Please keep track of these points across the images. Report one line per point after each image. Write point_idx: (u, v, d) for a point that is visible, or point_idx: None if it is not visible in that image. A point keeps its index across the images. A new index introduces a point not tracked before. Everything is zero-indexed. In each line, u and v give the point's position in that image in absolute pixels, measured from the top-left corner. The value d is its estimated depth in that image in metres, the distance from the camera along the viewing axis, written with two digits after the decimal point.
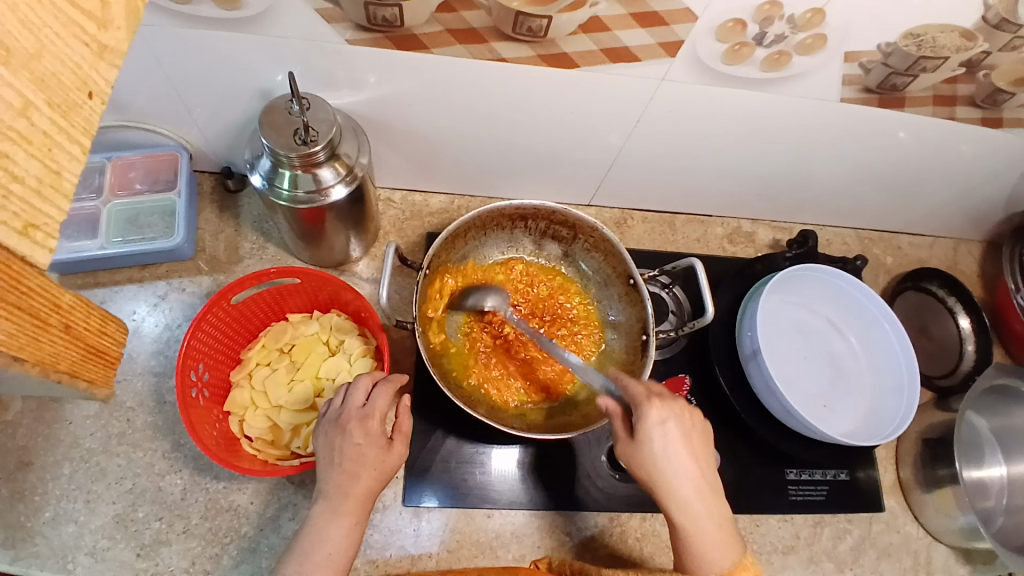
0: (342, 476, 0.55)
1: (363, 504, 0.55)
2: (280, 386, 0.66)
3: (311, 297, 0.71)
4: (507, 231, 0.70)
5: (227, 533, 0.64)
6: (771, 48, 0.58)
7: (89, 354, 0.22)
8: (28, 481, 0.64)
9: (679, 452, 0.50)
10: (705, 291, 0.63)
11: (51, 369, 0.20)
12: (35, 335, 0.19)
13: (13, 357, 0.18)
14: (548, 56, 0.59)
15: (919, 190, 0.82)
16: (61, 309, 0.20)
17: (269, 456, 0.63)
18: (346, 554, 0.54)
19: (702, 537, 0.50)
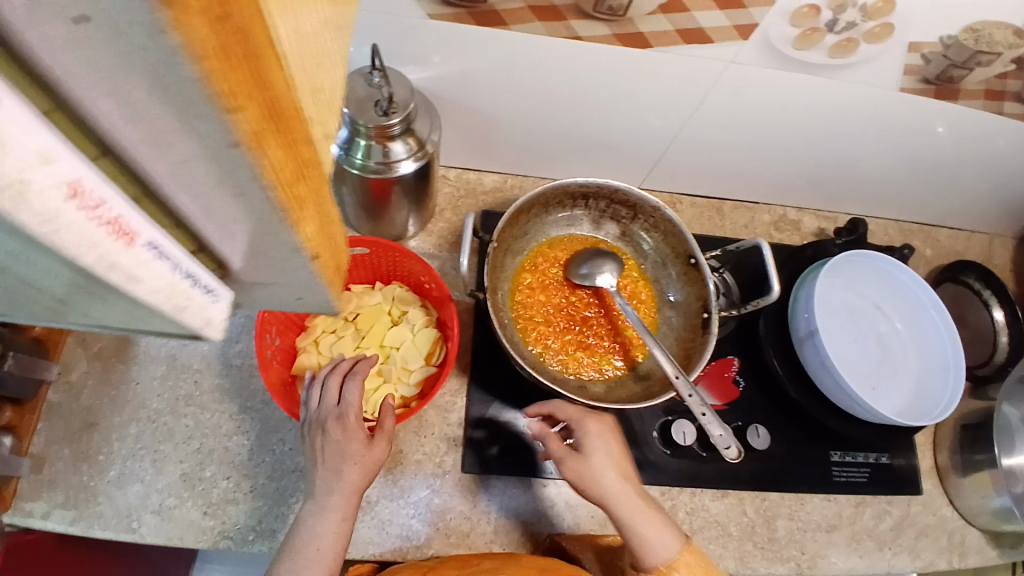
0: (326, 474, 0.56)
1: (350, 500, 0.56)
2: (346, 353, 0.67)
3: (373, 269, 0.73)
4: (567, 209, 0.72)
5: (294, 493, 0.65)
6: (841, 35, 0.59)
7: (338, 268, 0.22)
8: (94, 441, 0.65)
9: (610, 465, 0.59)
10: (772, 270, 0.63)
11: (323, 271, 0.20)
12: (323, 236, 0.19)
13: (311, 254, 0.18)
14: (623, 36, 0.60)
15: (960, 184, 0.84)
16: (332, 215, 0.20)
17: None
18: (334, 549, 0.54)
19: (647, 532, 0.57)
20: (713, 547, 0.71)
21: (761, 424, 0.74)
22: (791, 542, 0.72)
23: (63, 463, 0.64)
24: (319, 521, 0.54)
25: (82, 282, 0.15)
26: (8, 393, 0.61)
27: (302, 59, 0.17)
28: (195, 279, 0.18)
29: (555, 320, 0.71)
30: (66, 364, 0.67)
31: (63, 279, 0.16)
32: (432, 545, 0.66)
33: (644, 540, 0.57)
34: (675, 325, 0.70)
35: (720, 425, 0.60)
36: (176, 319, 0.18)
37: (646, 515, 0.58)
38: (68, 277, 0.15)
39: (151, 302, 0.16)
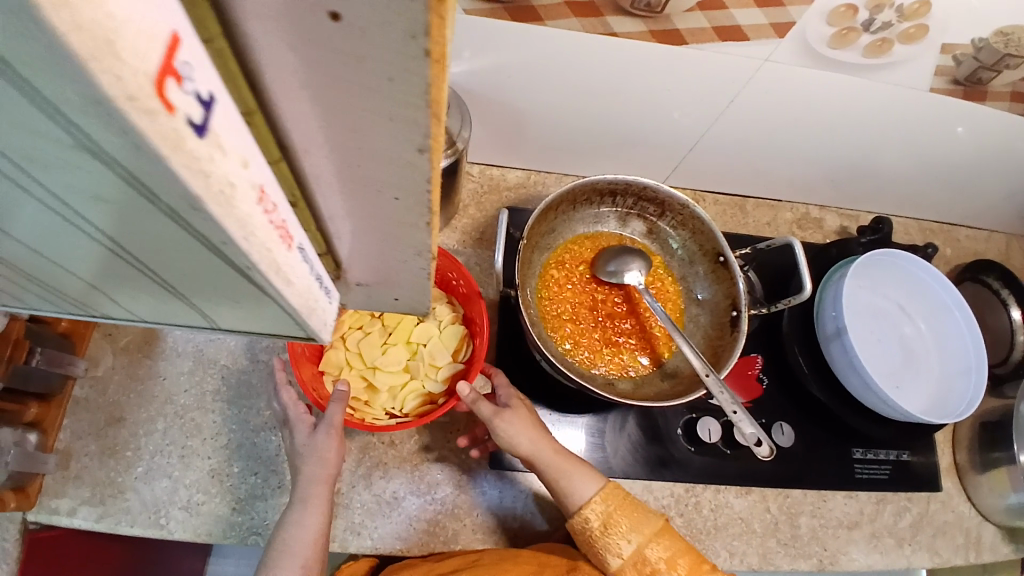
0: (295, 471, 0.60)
1: (321, 491, 0.58)
2: (374, 348, 0.66)
3: None
4: (594, 207, 0.72)
5: None
6: (876, 35, 0.59)
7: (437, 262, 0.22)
8: (120, 436, 0.64)
9: (522, 432, 0.62)
10: (803, 267, 0.63)
11: None
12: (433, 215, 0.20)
13: None
14: (659, 32, 0.60)
15: (982, 186, 0.85)
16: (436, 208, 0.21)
17: (366, 414, 0.64)
18: (308, 541, 0.56)
19: (572, 481, 0.62)
20: (736, 543, 0.71)
21: (785, 422, 0.74)
22: (813, 539, 0.73)
23: (88, 458, 0.63)
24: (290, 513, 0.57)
25: (249, 293, 0.21)
26: (33, 387, 0.61)
27: None
28: (310, 269, 0.22)
29: (582, 316, 0.71)
30: (92, 358, 0.66)
31: (220, 278, 0.20)
32: (458, 540, 0.67)
33: (571, 489, 0.62)
34: (702, 323, 0.70)
35: (751, 422, 0.61)
36: (295, 311, 0.22)
37: (567, 466, 0.62)
38: (226, 275, 0.20)
39: (283, 296, 0.20)
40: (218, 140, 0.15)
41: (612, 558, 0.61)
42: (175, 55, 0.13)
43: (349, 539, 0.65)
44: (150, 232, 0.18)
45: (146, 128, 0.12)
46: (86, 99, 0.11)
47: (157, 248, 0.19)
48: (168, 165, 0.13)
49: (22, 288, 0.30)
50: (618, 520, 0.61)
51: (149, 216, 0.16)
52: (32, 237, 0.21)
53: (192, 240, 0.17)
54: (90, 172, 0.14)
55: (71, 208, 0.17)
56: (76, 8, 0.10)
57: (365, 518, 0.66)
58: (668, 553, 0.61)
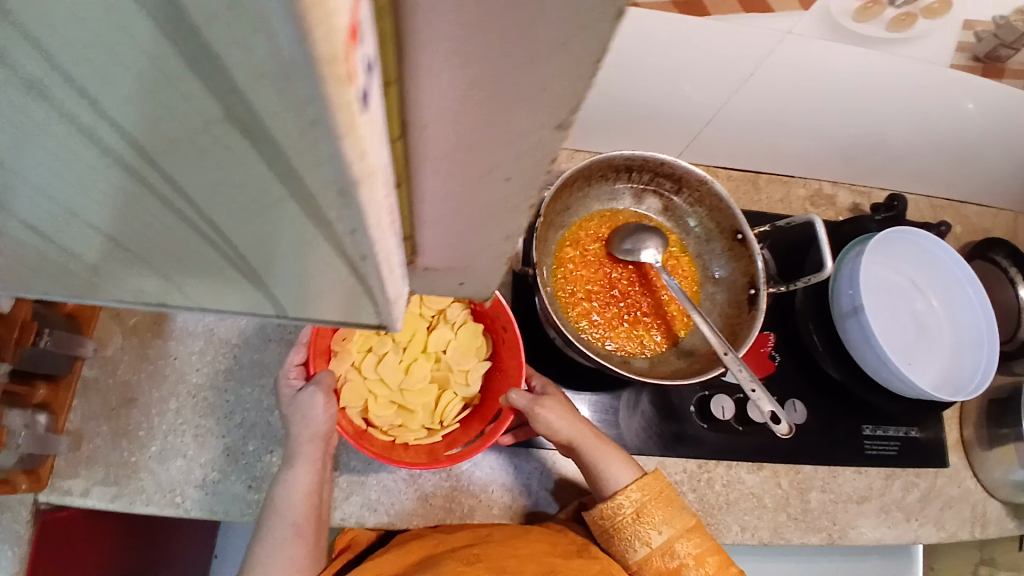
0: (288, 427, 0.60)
1: (316, 449, 0.59)
2: (395, 371, 0.63)
3: None
4: (610, 183, 0.71)
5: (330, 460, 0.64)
6: (901, 9, 0.58)
7: None
8: (133, 416, 0.63)
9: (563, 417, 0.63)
10: (824, 245, 0.64)
11: None
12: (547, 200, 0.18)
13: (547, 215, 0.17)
14: (681, 3, 0.59)
15: (994, 163, 0.85)
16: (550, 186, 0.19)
17: (410, 439, 0.62)
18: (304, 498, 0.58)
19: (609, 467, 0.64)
20: (748, 518, 0.72)
21: (798, 399, 0.75)
22: (824, 513, 0.74)
23: (101, 439, 0.62)
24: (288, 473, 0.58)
25: (338, 278, 0.20)
26: (42, 369, 0.60)
27: None
28: (400, 268, 0.21)
29: (598, 295, 0.70)
30: (100, 339, 0.65)
31: (318, 272, 0.20)
32: (475, 516, 0.67)
33: (605, 475, 0.63)
34: (719, 302, 0.70)
35: (769, 401, 0.61)
36: (389, 302, 0.22)
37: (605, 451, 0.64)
38: (328, 268, 0.19)
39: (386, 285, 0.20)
40: (376, 121, 0.14)
41: (640, 547, 0.62)
42: (360, 14, 0.11)
43: (365, 515, 0.65)
44: (263, 221, 0.17)
45: (329, 86, 0.11)
46: (276, 65, 0.11)
47: (250, 230, 0.18)
48: (337, 139, 0.12)
49: (53, 292, 0.28)
50: (652, 511, 0.62)
51: (272, 200, 0.16)
52: (119, 227, 0.20)
53: (307, 230, 0.17)
54: (230, 144, 0.14)
55: (187, 189, 0.17)
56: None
57: (381, 495, 0.66)
58: (696, 547, 0.62)
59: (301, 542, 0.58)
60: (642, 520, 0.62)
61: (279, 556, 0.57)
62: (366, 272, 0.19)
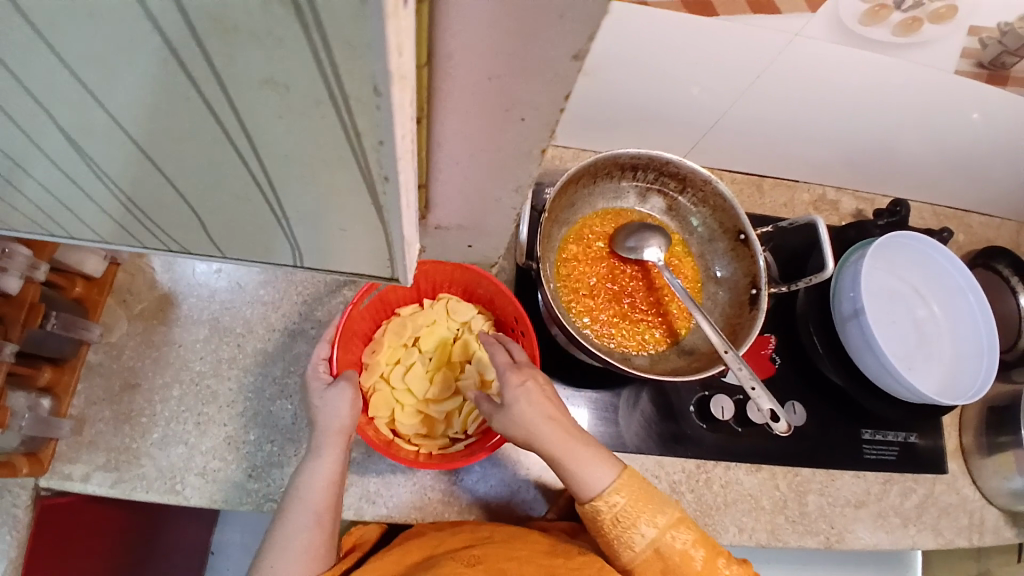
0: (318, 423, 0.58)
1: (345, 444, 0.58)
2: (421, 380, 0.66)
3: (415, 289, 0.71)
4: (615, 181, 0.71)
5: None
6: (907, 13, 0.59)
7: None
8: (136, 402, 0.64)
9: (540, 409, 0.58)
10: (826, 246, 0.64)
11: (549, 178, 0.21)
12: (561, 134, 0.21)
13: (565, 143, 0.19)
14: (690, 3, 0.59)
15: (997, 172, 0.86)
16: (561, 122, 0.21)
17: (433, 447, 0.64)
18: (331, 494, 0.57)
19: (584, 467, 0.59)
20: (746, 519, 0.72)
21: (797, 401, 0.75)
22: (821, 517, 0.74)
23: (104, 423, 0.63)
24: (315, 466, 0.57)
25: (351, 185, 0.24)
26: (47, 352, 0.61)
27: None
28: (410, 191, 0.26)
29: (601, 292, 0.71)
30: (106, 324, 0.66)
31: (340, 175, 0.24)
32: (472, 511, 0.67)
33: (586, 477, 0.59)
34: (721, 302, 0.71)
35: (768, 400, 0.60)
36: (395, 216, 0.26)
37: (580, 447, 0.59)
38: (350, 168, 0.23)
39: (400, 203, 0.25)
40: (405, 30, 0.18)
41: (624, 550, 0.59)
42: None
43: (364, 507, 0.65)
44: (298, 119, 0.21)
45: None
46: None
47: (279, 133, 0.22)
48: (384, 21, 0.16)
49: (95, 217, 0.31)
50: (639, 511, 0.58)
51: (310, 97, 0.19)
52: (160, 140, 0.23)
53: (337, 124, 0.21)
54: (283, 39, 0.17)
55: (233, 103, 0.20)
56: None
57: (380, 488, 0.66)
58: (682, 547, 0.59)
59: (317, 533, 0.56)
60: (626, 523, 0.58)
61: (290, 552, 0.55)
62: (383, 180, 0.23)
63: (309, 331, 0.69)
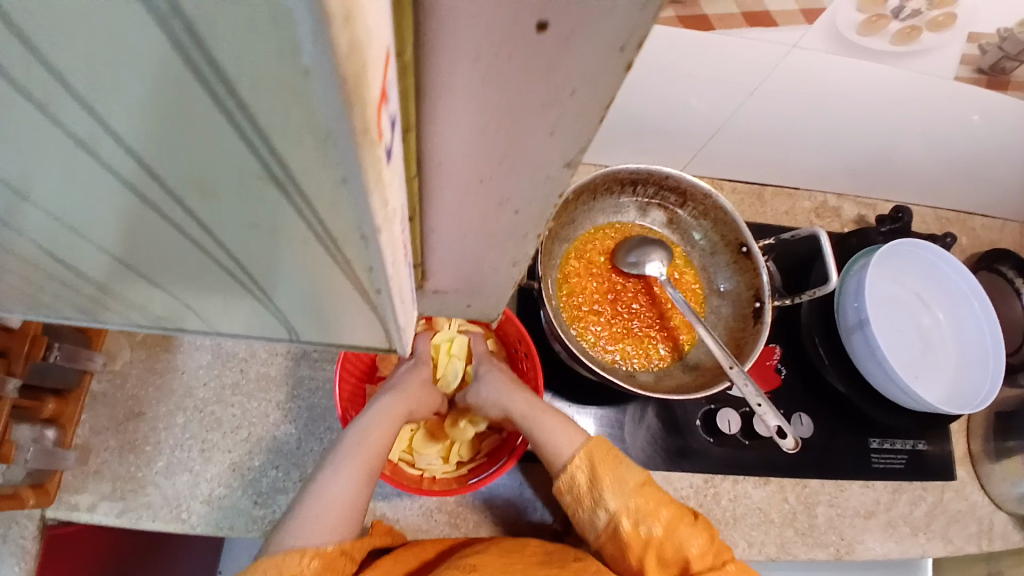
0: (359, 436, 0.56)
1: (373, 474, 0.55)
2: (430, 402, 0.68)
3: None
4: (615, 196, 0.71)
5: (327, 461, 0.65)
6: (905, 22, 0.58)
7: None
8: (140, 430, 0.64)
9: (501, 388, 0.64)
10: (829, 259, 0.63)
11: None
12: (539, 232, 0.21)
13: None
14: (687, 17, 0.59)
15: (1000, 175, 0.85)
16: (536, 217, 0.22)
17: (438, 472, 0.64)
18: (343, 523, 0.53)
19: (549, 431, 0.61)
20: (755, 533, 0.71)
21: (804, 413, 0.75)
22: (830, 528, 0.73)
23: (109, 453, 0.63)
24: (328, 487, 0.53)
25: (348, 291, 0.23)
26: (52, 382, 0.60)
27: None
28: (409, 291, 0.24)
29: (604, 309, 0.71)
30: (109, 353, 0.65)
31: (339, 287, 0.23)
32: (480, 532, 0.67)
33: (551, 443, 0.60)
34: (724, 315, 0.70)
35: (775, 415, 0.60)
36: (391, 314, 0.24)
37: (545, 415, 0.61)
38: (356, 284, 0.22)
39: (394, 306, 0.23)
40: (396, 170, 0.16)
41: (597, 513, 0.58)
42: (392, 72, 0.13)
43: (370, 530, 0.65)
44: (282, 245, 0.20)
45: (362, 151, 0.13)
46: (316, 136, 0.13)
47: (263, 248, 0.21)
48: (363, 194, 0.15)
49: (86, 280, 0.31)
50: (603, 474, 0.58)
51: (293, 235, 0.19)
52: (132, 240, 0.23)
53: (324, 255, 0.20)
54: (258, 186, 0.16)
55: (201, 218, 0.19)
56: (356, 36, 0.10)
57: (385, 513, 0.65)
58: (650, 506, 0.58)
59: (355, 498, 0.54)
60: (597, 485, 0.58)
61: (318, 517, 0.52)
62: (377, 289, 0.21)
63: (312, 354, 0.69)
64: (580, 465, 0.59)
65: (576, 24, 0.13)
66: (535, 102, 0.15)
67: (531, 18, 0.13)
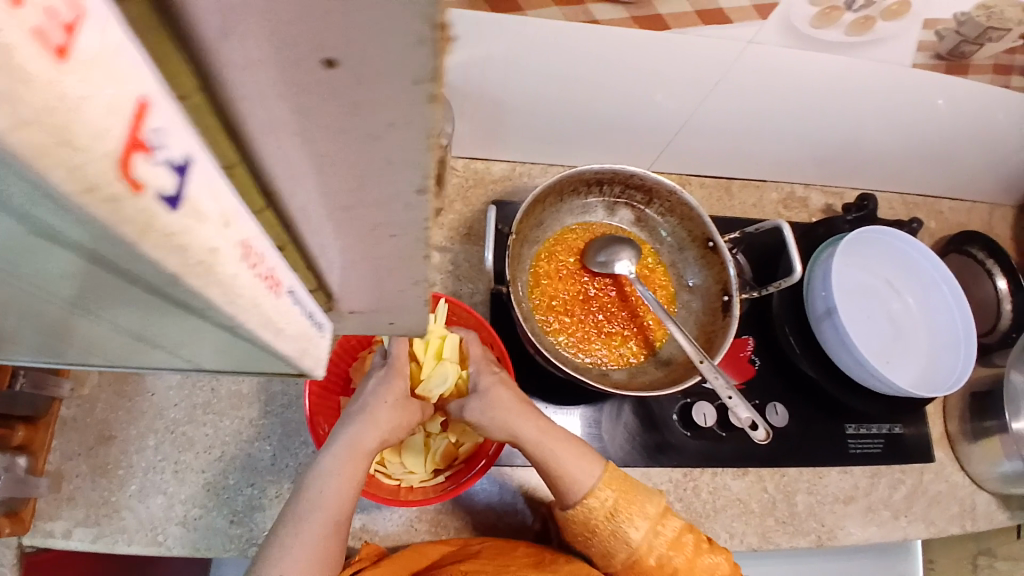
0: (331, 469, 0.52)
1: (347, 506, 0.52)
2: None
3: None
4: (581, 197, 0.71)
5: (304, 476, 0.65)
6: (859, 13, 0.58)
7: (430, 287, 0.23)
8: (112, 454, 0.63)
9: (499, 407, 0.59)
10: (794, 250, 0.63)
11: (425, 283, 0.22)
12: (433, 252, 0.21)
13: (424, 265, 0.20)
14: (641, 18, 0.59)
15: (963, 158, 0.86)
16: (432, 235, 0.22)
17: (411, 482, 0.63)
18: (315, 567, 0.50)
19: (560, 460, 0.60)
20: (736, 524, 0.71)
21: (779, 403, 0.75)
22: (811, 516, 0.74)
23: (81, 478, 0.62)
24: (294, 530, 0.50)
25: (240, 347, 0.20)
26: (19, 411, 0.60)
27: None
28: (311, 318, 0.21)
29: (575, 308, 0.71)
30: (77, 378, 0.65)
31: (237, 353, 0.21)
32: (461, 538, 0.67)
33: (562, 472, 0.59)
34: (694, 310, 0.70)
35: (747, 408, 0.60)
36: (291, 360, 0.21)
37: (552, 445, 0.59)
38: (247, 351, 0.20)
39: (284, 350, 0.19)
40: (198, 206, 0.13)
41: (620, 543, 0.59)
42: (142, 125, 0.11)
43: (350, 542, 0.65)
44: (136, 311, 0.17)
45: (85, 203, 0.11)
46: (35, 196, 0.11)
47: (127, 316, 0.18)
48: (134, 247, 0.12)
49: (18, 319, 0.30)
50: (625, 504, 0.59)
51: (134, 301, 0.16)
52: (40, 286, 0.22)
53: (182, 318, 0.17)
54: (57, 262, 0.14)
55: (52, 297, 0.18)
56: (18, 111, 0.09)
57: (365, 524, 0.65)
58: (671, 533, 0.60)
59: (330, 540, 0.51)
60: (621, 517, 0.59)
61: (296, 565, 0.49)
62: (255, 339, 0.18)
63: None
64: (604, 497, 0.59)
65: (404, 61, 0.13)
66: (354, 134, 0.15)
67: (312, 54, 0.13)
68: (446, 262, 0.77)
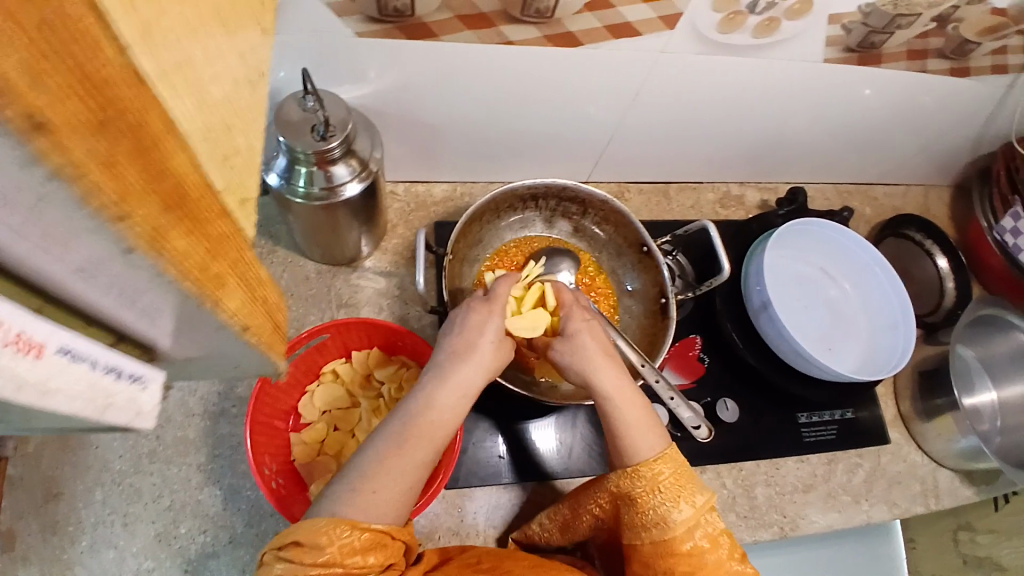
0: (425, 396, 0.51)
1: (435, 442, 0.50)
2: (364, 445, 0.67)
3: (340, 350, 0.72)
4: (518, 212, 0.72)
5: (258, 514, 0.65)
6: (762, 15, 0.60)
7: (273, 328, 0.24)
8: (61, 511, 0.62)
9: (588, 354, 0.56)
10: (720, 251, 0.66)
11: (255, 333, 0.22)
12: (251, 304, 0.21)
13: (236, 322, 0.20)
14: (554, 36, 0.60)
15: (891, 145, 0.88)
16: (259, 282, 0.22)
17: None
18: (397, 495, 0.47)
19: (625, 418, 0.54)
20: None
21: (728, 398, 0.76)
22: (772, 507, 0.74)
23: (32, 536, 0.61)
24: (376, 455, 0.48)
25: (11, 408, 0.17)
26: None
27: (207, 131, 0.18)
28: (113, 369, 0.18)
29: None
30: (20, 436, 0.64)
31: (38, 416, 0.19)
32: None
33: (626, 430, 0.54)
34: (636, 314, 0.71)
35: (688, 408, 0.61)
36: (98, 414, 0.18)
37: (629, 398, 0.55)
38: (31, 411, 0.18)
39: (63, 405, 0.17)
40: None
41: (664, 523, 0.51)
42: None
43: None
44: None
45: None
46: None
47: None
48: None
49: None
50: (677, 483, 0.52)
51: None
52: None
53: None
54: None
55: None
56: None
57: None
58: (711, 524, 0.52)
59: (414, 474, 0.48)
60: (669, 492, 0.52)
61: (376, 494, 0.46)
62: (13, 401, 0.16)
63: (230, 410, 0.68)
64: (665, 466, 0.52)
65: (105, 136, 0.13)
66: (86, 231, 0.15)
67: None
68: (391, 287, 0.77)
